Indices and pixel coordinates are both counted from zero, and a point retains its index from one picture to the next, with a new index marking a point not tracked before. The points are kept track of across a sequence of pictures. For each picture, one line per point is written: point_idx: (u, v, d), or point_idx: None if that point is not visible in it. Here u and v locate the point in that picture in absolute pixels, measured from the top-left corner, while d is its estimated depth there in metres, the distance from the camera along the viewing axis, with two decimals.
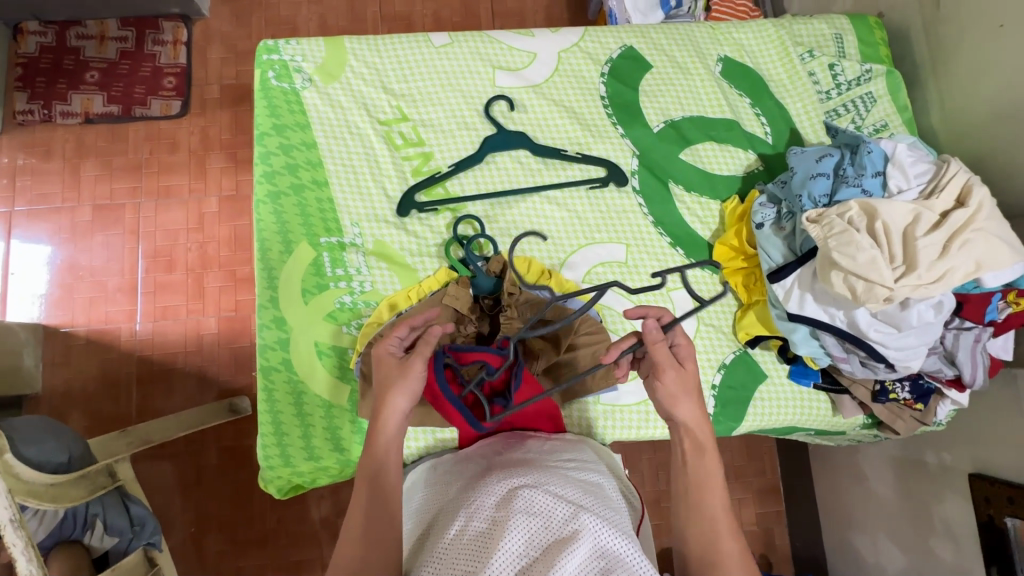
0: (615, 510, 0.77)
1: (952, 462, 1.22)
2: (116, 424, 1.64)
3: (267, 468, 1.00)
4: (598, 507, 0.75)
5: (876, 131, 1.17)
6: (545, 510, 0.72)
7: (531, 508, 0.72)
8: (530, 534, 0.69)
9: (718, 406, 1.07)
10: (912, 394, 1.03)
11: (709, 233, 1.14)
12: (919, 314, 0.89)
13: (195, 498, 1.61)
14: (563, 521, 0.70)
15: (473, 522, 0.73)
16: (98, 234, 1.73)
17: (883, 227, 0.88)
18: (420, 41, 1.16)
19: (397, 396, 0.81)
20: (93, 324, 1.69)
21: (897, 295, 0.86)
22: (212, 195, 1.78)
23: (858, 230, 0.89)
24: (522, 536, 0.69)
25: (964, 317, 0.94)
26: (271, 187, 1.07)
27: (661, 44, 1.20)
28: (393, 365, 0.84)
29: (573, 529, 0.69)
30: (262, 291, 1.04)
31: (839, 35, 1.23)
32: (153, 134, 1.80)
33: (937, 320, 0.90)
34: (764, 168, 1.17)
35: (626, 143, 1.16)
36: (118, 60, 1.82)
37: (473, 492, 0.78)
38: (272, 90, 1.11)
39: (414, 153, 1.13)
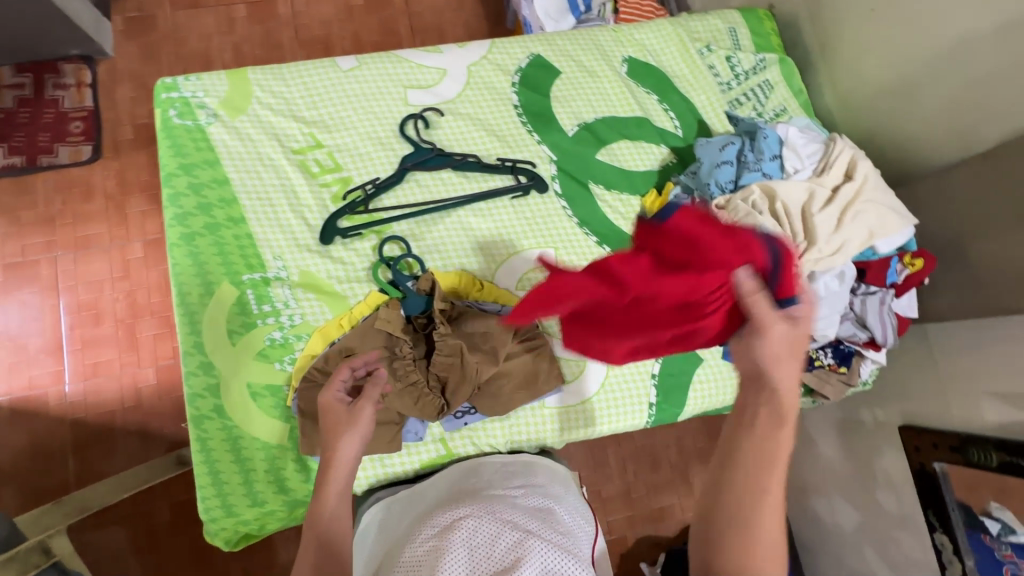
0: (562, 535, 0.79)
1: (884, 416, 1.30)
2: (53, 495, 1.53)
3: (210, 521, 0.96)
4: (543, 532, 0.78)
5: (776, 115, 1.24)
6: (489, 538, 0.73)
7: (474, 541, 0.74)
8: (472, 565, 0.71)
9: (660, 393, 1.10)
10: (835, 359, 1.09)
11: (633, 228, 1.18)
12: (825, 285, 0.94)
13: (150, 560, 1.52)
14: (506, 549, 0.72)
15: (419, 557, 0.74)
16: (13, 294, 1.62)
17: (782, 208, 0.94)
18: (327, 67, 1.15)
19: (347, 439, 0.81)
20: (16, 391, 1.57)
21: (800, 267, 0.92)
22: (135, 240, 1.69)
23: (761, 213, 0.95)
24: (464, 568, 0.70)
25: (868, 282, 1.03)
26: (183, 229, 1.03)
27: (568, 50, 1.23)
28: (342, 414, 0.85)
29: (515, 556, 0.71)
30: (184, 337, 1.00)
31: (733, 28, 1.29)
32: (65, 182, 1.70)
33: (843, 290, 0.95)
34: (678, 161, 1.21)
35: (544, 150, 1.18)
36: (16, 108, 1.72)
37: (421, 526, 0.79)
38: (175, 129, 1.07)
39: (332, 179, 1.11)
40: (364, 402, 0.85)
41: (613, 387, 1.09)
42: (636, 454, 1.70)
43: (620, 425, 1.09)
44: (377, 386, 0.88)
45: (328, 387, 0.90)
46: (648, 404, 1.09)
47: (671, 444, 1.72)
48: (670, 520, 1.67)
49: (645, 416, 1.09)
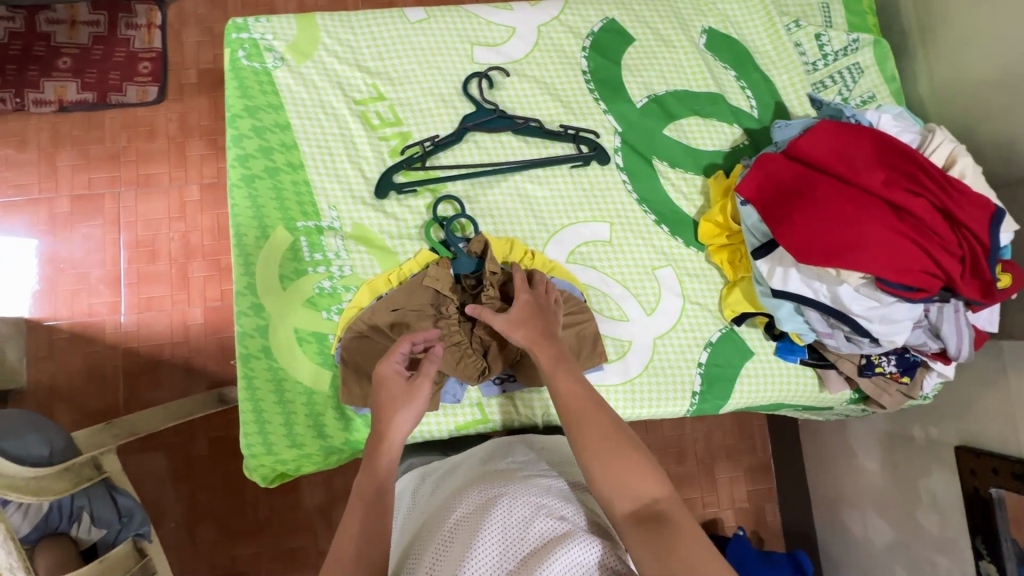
0: (598, 522, 0.76)
1: (938, 435, 1.22)
2: (104, 417, 1.63)
3: (250, 456, 0.99)
4: (579, 519, 0.75)
5: (863, 102, 1.15)
6: (522, 519, 0.71)
7: (508, 520, 0.71)
8: (506, 544, 0.69)
9: (705, 383, 1.06)
10: (898, 367, 1.03)
11: (694, 210, 1.12)
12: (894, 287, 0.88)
13: (187, 488, 1.61)
14: (539, 531, 0.70)
15: (453, 535, 0.72)
16: (79, 225, 1.70)
17: None
18: (395, 17, 1.13)
19: (403, 414, 0.83)
20: (76, 317, 1.66)
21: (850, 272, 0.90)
22: (192, 183, 1.74)
23: None
24: (499, 546, 0.68)
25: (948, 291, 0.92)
26: (244, 171, 1.04)
27: (644, 16, 1.17)
28: (401, 388, 0.84)
29: (549, 540, 0.69)
30: (238, 277, 1.02)
31: (826, 4, 1.20)
32: (130, 121, 1.75)
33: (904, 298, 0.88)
34: (750, 143, 1.14)
35: (609, 120, 1.13)
36: (91, 45, 1.77)
37: (454, 504, 0.78)
38: (243, 70, 1.08)
39: (392, 133, 1.10)
40: (422, 380, 0.85)
41: (656, 371, 1.06)
42: (662, 444, 1.67)
43: (661, 410, 1.05)
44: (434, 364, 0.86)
45: (388, 355, 0.88)
46: (691, 392, 1.06)
47: (700, 438, 1.69)
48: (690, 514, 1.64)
49: (686, 404, 1.06)
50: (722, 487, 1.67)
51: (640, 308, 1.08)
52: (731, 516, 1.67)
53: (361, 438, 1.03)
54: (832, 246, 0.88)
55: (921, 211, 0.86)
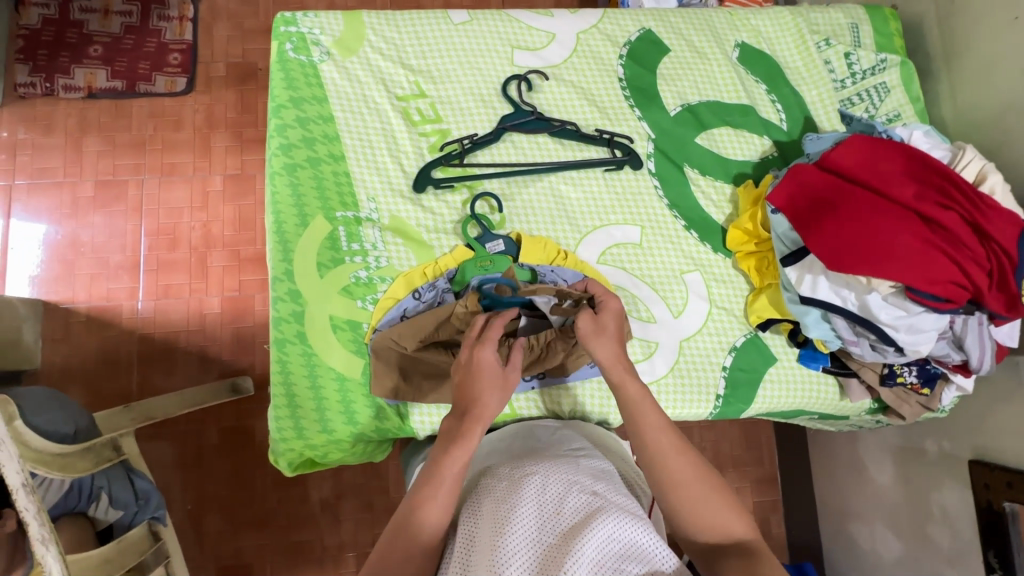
0: (627, 496, 0.79)
1: (951, 449, 1.24)
2: (118, 401, 1.63)
3: (279, 440, 1.00)
4: (611, 496, 0.77)
5: (889, 121, 1.18)
6: (556, 496, 0.74)
7: (542, 496, 0.75)
8: (542, 518, 0.71)
9: (729, 387, 1.08)
10: (919, 378, 1.06)
11: (723, 217, 1.15)
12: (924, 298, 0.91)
13: (198, 476, 1.61)
14: (574, 507, 0.73)
15: (488, 509, 0.75)
16: (102, 210, 1.72)
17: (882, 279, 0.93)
18: (439, 18, 1.16)
19: (496, 396, 0.86)
20: (94, 301, 1.67)
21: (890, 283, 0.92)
22: (216, 174, 1.76)
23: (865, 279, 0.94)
24: (536, 519, 0.71)
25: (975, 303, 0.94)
26: (287, 160, 1.07)
27: (680, 28, 1.21)
28: (499, 378, 0.88)
29: (584, 514, 0.71)
30: (276, 263, 1.04)
31: (855, 24, 1.24)
32: (158, 110, 1.78)
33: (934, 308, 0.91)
34: (778, 155, 1.17)
35: (643, 126, 1.16)
36: (123, 34, 1.80)
37: (488, 481, 0.81)
38: (290, 62, 1.10)
39: (431, 129, 1.13)
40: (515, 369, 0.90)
41: (682, 372, 1.08)
42: None
43: (685, 411, 1.07)
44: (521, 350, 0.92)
45: (485, 342, 0.89)
46: (715, 395, 1.08)
47: (708, 446, 1.70)
48: None
49: (709, 407, 1.07)
50: None
51: (668, 310, 1.10)
52: None
53: (389, 428, 1.04)
54: (865, 254, 0.90)
55: (952, 223, 0.89)
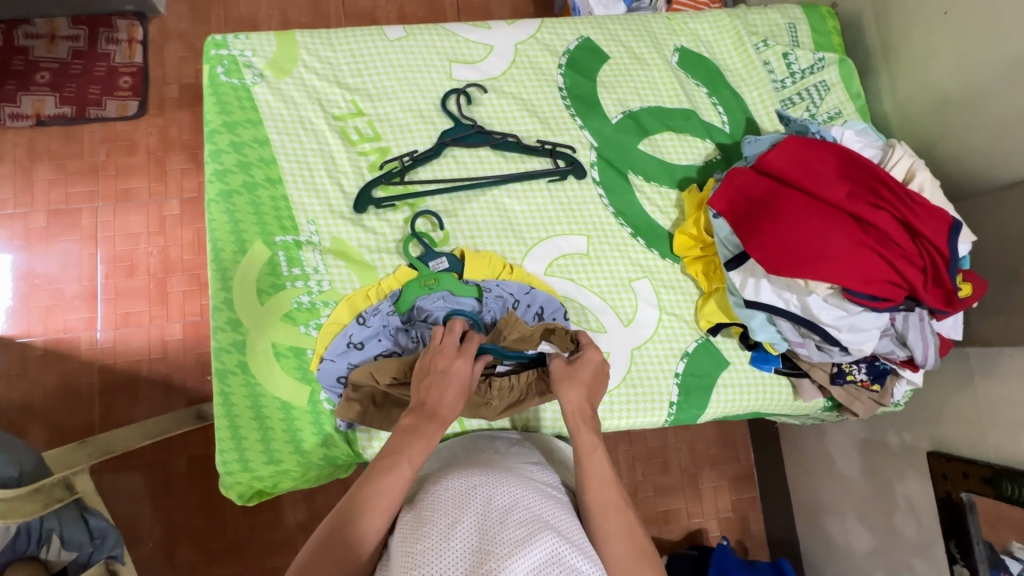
0: (575, 521, 0.73)
1: (912, 440, 1.25)
2: (78, 435, 1.59)
3: (225, 474, 0.98)
4: (558, 518, 0.71)
5: (830, 118, 1.19)
6: (500, 510, 0.68)
7: (486, 510, 0.69)
8: (482, 531, 0.66)
9: (681, 394, 1.08)
10: (869, 375, 1.06)
11: (669, 223, 1.15)
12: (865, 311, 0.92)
13: (163, 508, 1.57)
14: (517, 523, 0.67)
15: (426, 516, 0.69)
16: (55, 240, 1.68)
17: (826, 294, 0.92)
18: (374, 35, 1.15)
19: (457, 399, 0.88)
20: (51, 333, 1.63)
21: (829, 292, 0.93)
22: (173, 197, 1.73)
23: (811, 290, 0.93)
24: (476, 532, 0.65)
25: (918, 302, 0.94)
26: (222, 186, 1.04)
27: (619, 35, 1.20)
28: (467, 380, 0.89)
29: (527, 532, 0.65)
30: (215, 292, 1.01)
31: (794, 24, 1.24)
32: (110, 136, 1.74)
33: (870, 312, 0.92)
34: (722, 157, 1.17)
35: (585, 135, 1.15)
36: (70, 59, 1.76)
37: (431, 488, 0.75)
38: (222, 86, 1.08)
39: (371, 148, 1.11)
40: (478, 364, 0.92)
41: (634, 381, 1.07)
42: (646, 455, 1.67)
43: (639, 421, 1.06)
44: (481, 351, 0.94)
45: (441, 352, 0.90)
46: (668, 403, 1.07)
47: (683, 447, 1.69)
48: (675, 524, 1.64)
49: (664, 414, 1.07)
50: (705, 497, 1.68)
51: (617, 319, 1.09)
52: (715, 526, 1.67)
53: (340, 454, 1.02)
54: (798, 253, 0.90)
55: (882, 220, 0.89)
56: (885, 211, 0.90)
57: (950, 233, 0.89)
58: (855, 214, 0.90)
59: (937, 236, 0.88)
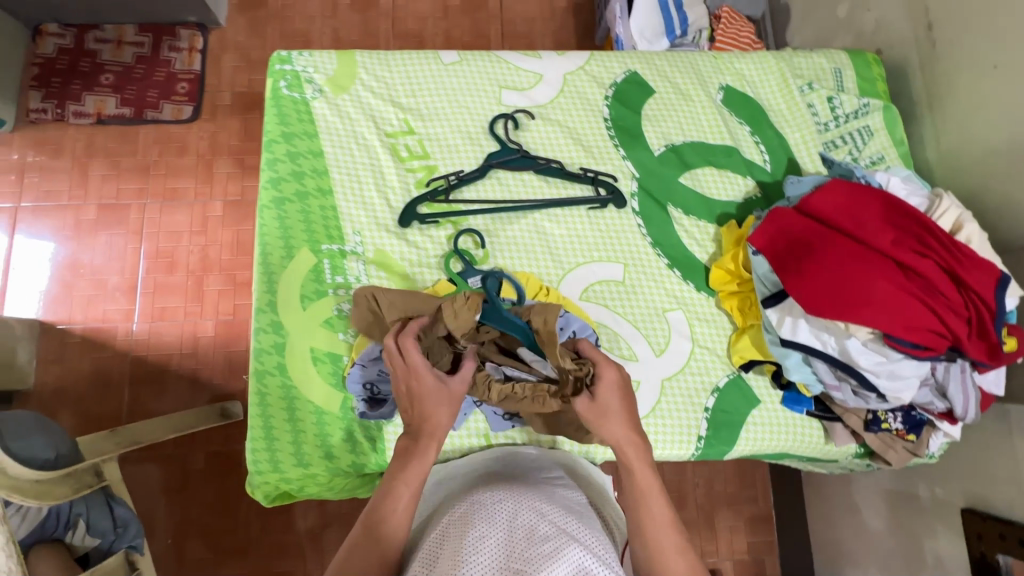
0: (600, 536, 0.70)
1: (944, 495, 1.21)
2: (106, 424, 1.63)
3: (255, 473, 1.00)
4: (582, 533, 0.69)
5: (873, 163, 1.19)
6: (523, 527, 0.66)
7: (508, 526, 0.66)
8: (504, 551, 0.63)
9: (710, 429, 1.07)
10: (905, 425, 1.05)
11: (706, 256, 1.16)
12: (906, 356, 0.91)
13: (180, 503, 1.59)
14: (541, 540, 0.64)
15: (449, 538, 0.67)
16: (103, 232, 1.75)
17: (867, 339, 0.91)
18: (430, 58, 1.20)
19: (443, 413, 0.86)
20: (90, 322, 1.69)
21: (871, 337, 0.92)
22: (217, 199, 1.79)
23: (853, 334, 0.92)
24: (501, 548, 0.63)
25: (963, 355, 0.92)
26: (275, 193, 1.09)
27: (665, 71, 1.23)
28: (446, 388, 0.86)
29: (552, 550, 0.63)
30: (261, 295, 1.05)
31: (839, 69, 1.26)
32: (163, 137, 1.82)
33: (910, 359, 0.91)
34: (762, 195, 1.19)
35: (627, 166, 1.18)
36: (133, 64, 1.86)
37: (452, 507, 0.73)
38: (283, 99, 1.14)
39: (419, 165, 1.15)
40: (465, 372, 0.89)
41: (663, 411, 1.06)
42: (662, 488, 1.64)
43: (666, 453, 1.05)
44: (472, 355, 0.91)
45: (412, 354, 0.87)
46: (697, 436, 1.06)
47: (701, 483, 1.66)
48: None
49: (691, 448, 1.06)
50: (721, 537, 1.63)
51: (650, 348, 1.10)
52: (730, 567, 1.62)
53: (366, 462, 1.03)
54: (841, 294, 0.90)
55: (928, 268, 0.89)
56: (930, 258, 0.90)
57: (997, 287, 0.88)
58: (900, 259, 0.90)
59: (985, 288, 0.88)
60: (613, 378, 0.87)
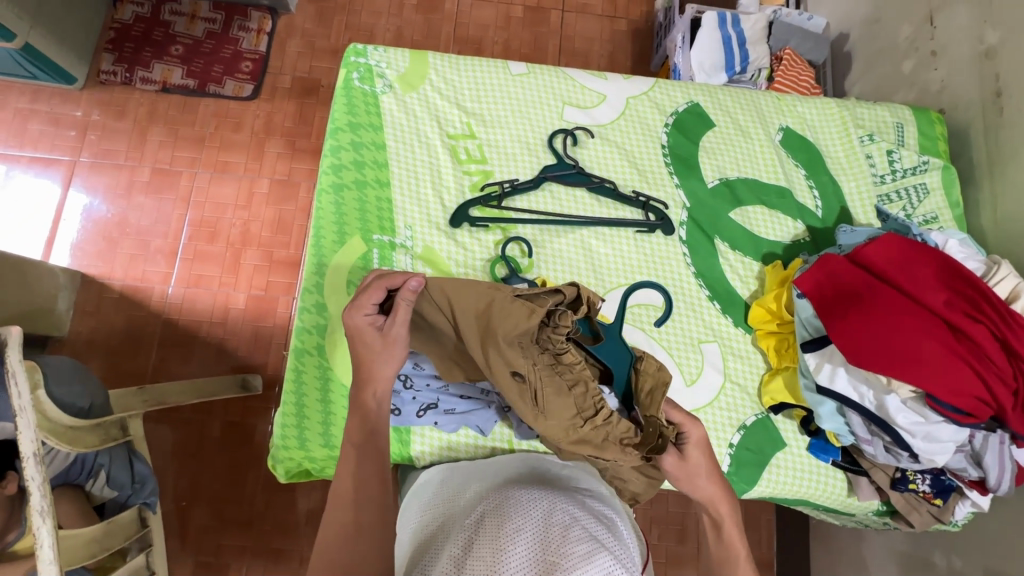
0: (626, 548, 0.71)
1: (961, 566, 1.18)
2: (131, 380, 1.67)
3: (281, 447, 1.02)
4: (610, 543, 0.69)
5: (925, 222, 1.19)
6: (555, 529, 0.67)
7: (541, 527, 0.67)
8: (537, 551, 0.64)
9: (732, 465, 1.06)
10: (932, 488, 1.04)
11: (748, 293, 1.16)
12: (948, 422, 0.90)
13: (190, 467, 1.62)
14: (573, 545, 0.65)
15: (480, 532, 0.68)
16: (153, 195, 1.80)
17: (909, 394, 0.91)
18: (499, 68, 1.23)
19: (382, 364, 0.85)
20: (128, 280, 1.73)
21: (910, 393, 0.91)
22: (264, 176, 1.84)
23: (896, 388, 0.91)
24: (535, 543, 0.65)
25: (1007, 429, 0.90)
26: (335, 179, 1.12)
27: (727, 106, 1.25)
28: (376, 339, 0.85)
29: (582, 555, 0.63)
30: (309, 275, 1.08)
31: (901, 124, 1.26)
32: (222, 111, 1.88)
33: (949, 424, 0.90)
34: (811, 240, 1.19)
35: (679, 194, 1.19)
36: (203, 38, 1.92)
37: (485, 501, 0.74)
38: (354, 90, 1.17)
39: (476, 169, 1.18)
40: (399, 328, 0.85)
41: None
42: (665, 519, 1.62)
43: None
44: (410, 305, 0.86)
45: (357, 306, 0.86)
46: None
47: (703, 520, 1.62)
48: None
49: None
50: None
51: (681, 377, 1.10)
52: None
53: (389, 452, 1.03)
54: (890, 348, 0.90)
55: (980, 334, 0.89)
56: (984, 326, 0.89)
57: None
58: (951, 323, 0.91)
59: None
60: (698, 437, 0.89)
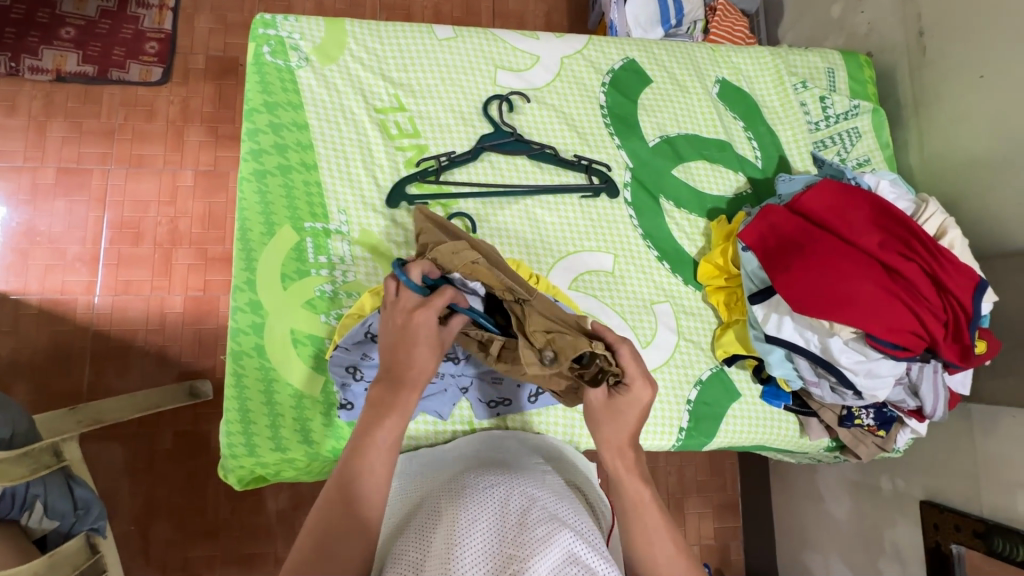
0: (588, 522, 0.71)
1: (904, 487, 1.26)
2: (64, 401, 1.54)
3: (229, 456, 0.94)
4: (571, 519, 0.69)
5: (859, 164, 1.22)
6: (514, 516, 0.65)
7: (499, 516, 0.66)
8: (497, 540, 0.63)
9: (692, 420, 1.08)
10: (876, 421, 1.08)
11: (696, 250, 1.16)
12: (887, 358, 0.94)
13: (144, 483, 1.53)
14: (532, 527, 0.64)
15: (438, 527, 0.66)
16: (62, 197, 1.63)
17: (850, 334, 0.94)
18: (424, 32, 1.15)
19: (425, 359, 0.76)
20: (47, 292, 1.58)
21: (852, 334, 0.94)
22: (187, 168, 1.70)
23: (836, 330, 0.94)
24: (493, 531, 0.64)
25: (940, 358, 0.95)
26: (256, 165, 1.03)
27: (663, 60, 1.22)
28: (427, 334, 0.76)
29: (542, 536, 0.62)
30: (238, 272, 1.00)
31: (832, 69, 1.27)
32: (130, 99, 1.71)
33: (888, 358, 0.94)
34: (752, 192, 1.20)
35: (621, 155, 1.17)
36: (97, 19, 1.72)
37: (442, 497, 0.71)
38: (266, 66, 1.07)
39: (408, 144, 1.11)
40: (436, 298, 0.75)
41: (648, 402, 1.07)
42: None
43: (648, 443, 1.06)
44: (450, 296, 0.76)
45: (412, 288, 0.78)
46: (678, 427, 1.07)
47: (672, 470, 1.66)
48: None
49: (672, 439, 1.06)
50: (689, 523, 1.65)
51: (636, 340, 1.09)
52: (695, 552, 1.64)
53: None
54: (831, 292, 0.92)
55: (911, 270, 0.92)
56: (915, 262, 0.93)
57: (976, 291, 0.92)
58: (886, 262, 0.93)
59: (965, 292, 0.91)
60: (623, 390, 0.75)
